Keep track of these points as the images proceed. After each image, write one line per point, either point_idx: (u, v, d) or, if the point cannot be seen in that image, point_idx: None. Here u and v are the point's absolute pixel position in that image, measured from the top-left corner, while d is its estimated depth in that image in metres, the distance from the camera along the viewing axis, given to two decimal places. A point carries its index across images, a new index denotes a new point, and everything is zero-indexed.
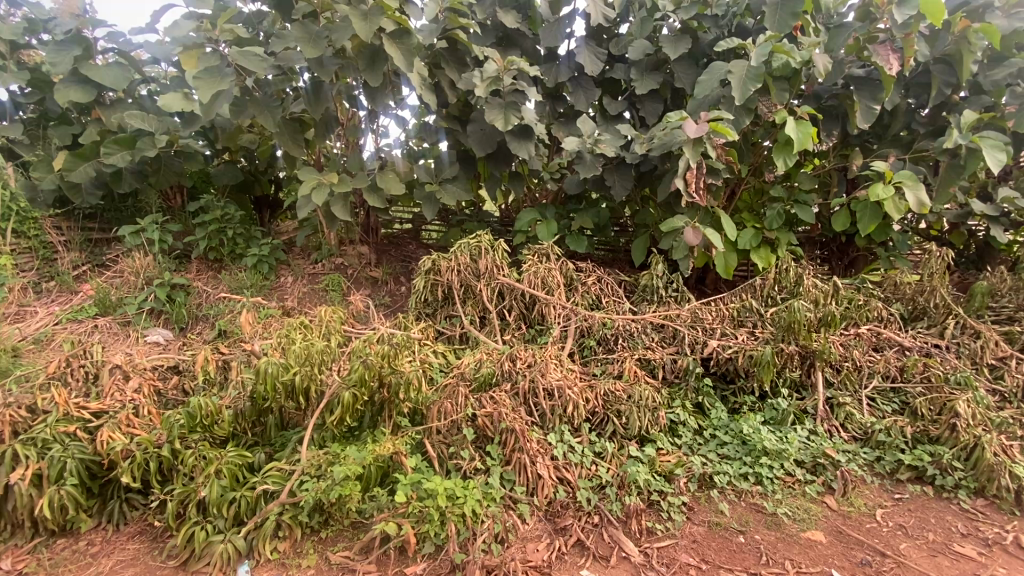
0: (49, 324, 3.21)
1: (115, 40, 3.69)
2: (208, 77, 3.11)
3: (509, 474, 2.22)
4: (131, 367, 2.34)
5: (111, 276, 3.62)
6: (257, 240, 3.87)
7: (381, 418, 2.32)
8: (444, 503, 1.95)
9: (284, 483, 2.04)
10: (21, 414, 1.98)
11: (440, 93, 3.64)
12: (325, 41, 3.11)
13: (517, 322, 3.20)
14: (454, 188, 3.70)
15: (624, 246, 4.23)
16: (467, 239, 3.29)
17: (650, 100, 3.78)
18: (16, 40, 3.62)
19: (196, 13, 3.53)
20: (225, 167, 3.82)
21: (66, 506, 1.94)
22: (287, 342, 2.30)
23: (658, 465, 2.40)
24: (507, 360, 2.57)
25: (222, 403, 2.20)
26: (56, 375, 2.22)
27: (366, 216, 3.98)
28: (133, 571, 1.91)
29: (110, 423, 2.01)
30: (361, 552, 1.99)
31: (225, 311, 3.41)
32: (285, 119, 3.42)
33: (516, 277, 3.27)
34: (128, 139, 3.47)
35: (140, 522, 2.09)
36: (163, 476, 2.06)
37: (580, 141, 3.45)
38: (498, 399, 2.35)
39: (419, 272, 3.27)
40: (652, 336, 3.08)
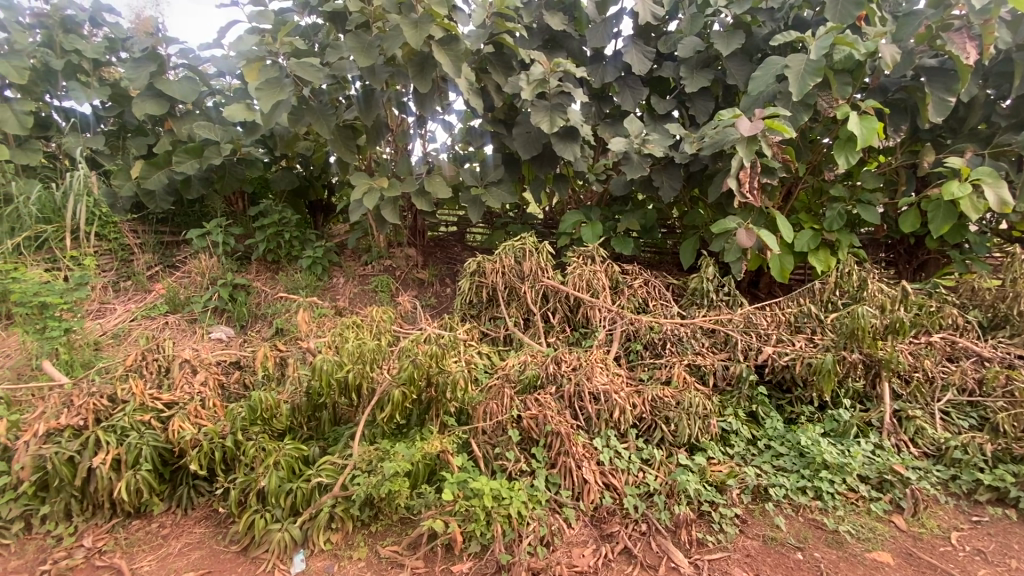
0: (126, 320, 3.46)
1: (186, 56, 3.94)
2: (269, 87, 3.29)
3: (555, 477, 2.21)
4: (198, 361, 2.48)
5: (179, 276, 3.86)
6: (311, 242, 4.04)
7: (428, 417, 2.37)
8: (490, 503, 1.97)
9: (336, 477, 2.11)
10: (103, 402, 2.15)
11: (487, 96, 3.68)
12: (377, 50, 3.21)
13: (561, 325, 3.18)
14: (499, 191, 3.72)
15: (672, 248, 4.15)
16: (511, 241, 3.31)
17: (700, 98, 3.67)
18: (99, 59, 3.96)
19: (259, 28, 3.73)
20: (283, 173, 4.01)
21: (141, 490, 2.07)
22: (340, 340, 2.39)
23: (709, 475, 2.32)
24: (553, 363, 2.55)
25: (280, 398, 2.29)
26: (132, 367, 2.38)
27: (414, 219, 4.07)
28: (200, 553, 2.03)
29: (181, 414, 2.15)
30: (409, 548, 2.02)
31: (282, 310, 3.57)
32: (338, 126, 3.57)
33: (561, 279, 3.25)
34: (196, 147, 3.71)
35: (206, 508, 2.22)
36: (226, 466, 2.18)
37: (626, 141, 3.38)
38: (544, 402, 2.35)
39: (465, 274, 3.32)
40: (702, 341, 2.99)
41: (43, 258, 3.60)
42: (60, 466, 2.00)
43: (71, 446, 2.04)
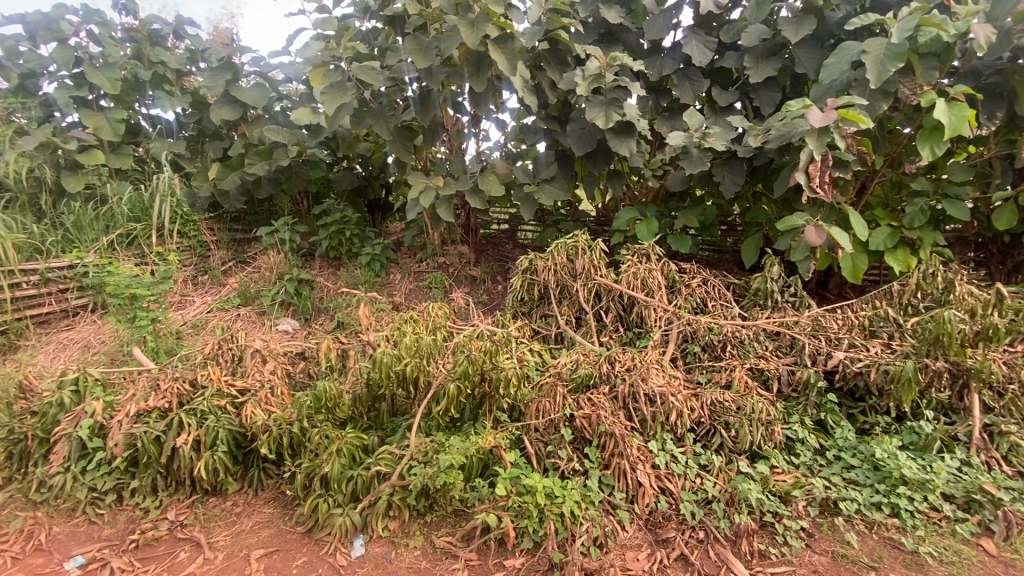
0: (204, 311, 3.72)
1: (258, 64, 4.18)
2: (333, 91, 3.41)
3: (608, 478, 2.18)
4: (267, 351, 2.63)
5: (250, 271, 4.10)
6: (370, 240, 4.18)
7: (482, 412, 2.40)
8: (543, 500, 1.98)
9: (394, 466, 2.17)
10: (185, 387, 2.33)
11: (541, 94, 3.66)
12: (435, 51, 3.27)
13: (614, 324, 3.13)
14: (552, 188, 3.70)
15: (732, 246, 3.99)
16: (564, 239, 3.27)
17: (765, 88, 3.50)
18: (181, 69, 4.28)
19: (323, 34, 3.90)
20: (344, 174, 4.19)
21: (218, 470, 2.23)
22: (398, 334, 2.46)
23: (773, 485, 2.21)
24: (606, 363, 2.50)
25: (343, 388, 2.37)
26: (210, 355, 2.56)
27: (467, 217, 4.14)
28: (270, 532, 2.15)
29: (253, 400, 2.30)
30: (462, 540, 2.06)
31: (343, 305, 3.73)
32: (396, 127, 3.67)
33: (615, 278, 3.19)
34: (266, 150, 3.93)
35: (275, 490, 2.35)
36: (292, 451, 2.30)
37: (686, 135, 3.27)
38: (597, 401, 2.32)
39: (517, 272, 3.32)
40: (765, 344, 2.86)
41: (133, 253, 3.93)
42: (147, 444, 2.18)
43: (158, 426, 2.21)
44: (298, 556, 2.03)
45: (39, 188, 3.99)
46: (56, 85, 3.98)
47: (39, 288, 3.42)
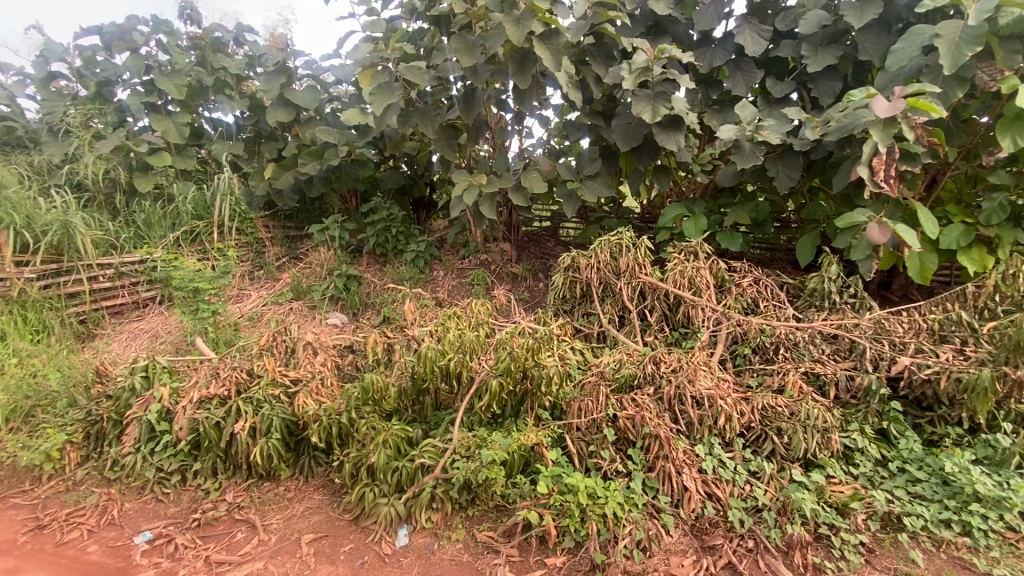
0: (260, 304, 3.91)
1: (310, 67, 4.34)
2: (381, 91, 3.51)
3: (652, 481, 2.13)
4: (318, 344, 2.73)
5: (302, 267, 4.27)
6: (415, 238, 4.26)
7: (523, 409, 2.40)
8: (585, 500, 1.97)
9: (438, 459, 2.20)
10: (243, 376, 2.46)
11: (586, 89, 3.62)
12: (480, 49, 3.29)
13: (659, 324, 3.06)
14: (596, 185, 3.66)
15: (786, 244, 3.83)
16: (608, 236, 3.21)
17: (824, 77, 3.32)
18: (240, 74, 4.51)
19: (372, 36, 4.00)
20: (391, 172, 4.29)
21: (272, 456, 2.33)
22: (442, 330, 2.50)
23: (829, 496, 2.10)
24: (651, 363, 2.45)
25: (389, 380, 2.43)
26: (266, 346, 2.69)
27: (509, 214, 4.16)
28: (319, 517, 2.24)
29: (305, 391, 2.40)
30: (504, 535, 2.07)
31: (389, 300, 3.83)
32: (441, 126, 3.72)
33: (660, 276, 3.11)
34: (317, 151, 4.07)
35: (324, 477, 2.44)
36: (341, 441, 2.38)
37: (737, 129, 3.14)
38: (641, 402, 2.28)
39: (559, 269, 3.28)
40: (822, 348, 2.73)
41: (196, 249, 4.18)
42: (208, 429, 2.31)
43: (218, 412, 2.35)
44: (345, 542, 2.10)
45: (114, 189, 4.30)
46: (130, 92, 4.28)
47: (114, 281, 3.69)
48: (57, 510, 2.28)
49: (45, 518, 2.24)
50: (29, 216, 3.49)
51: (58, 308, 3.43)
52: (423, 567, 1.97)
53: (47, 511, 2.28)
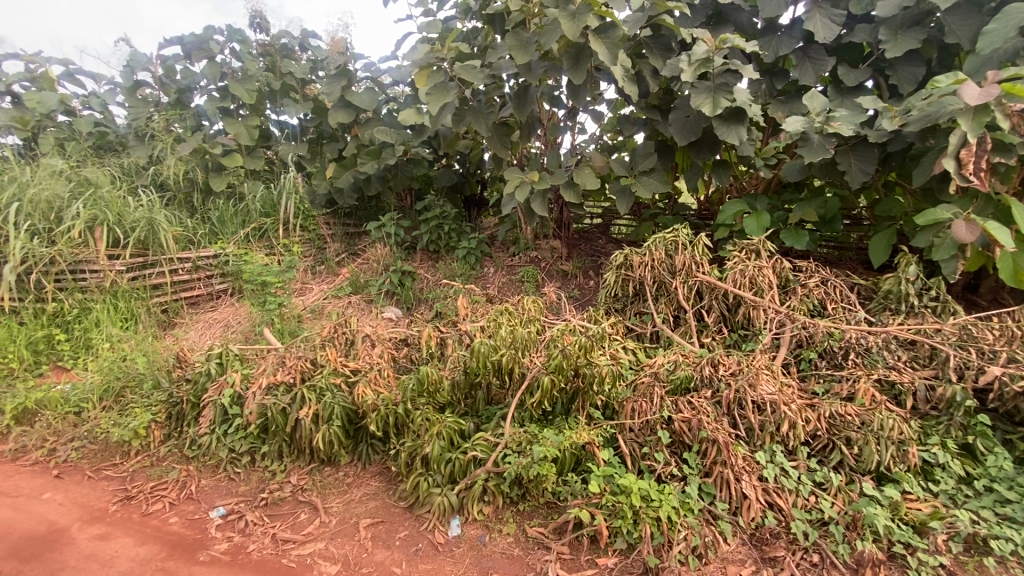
0: (321, 297, 4.10)
1: (369, 69, 4.49)
2: (437, 91, 3.58)
3: (709, 486, 2.07)
4: (376, 337, 2.84)
5: (360, 262, 4.43)
6: (466, 234, 4.33)
7: (575, 407, 2.38)
8: (638, 502, 1.94)
9: (490, 453, 2.23)
10: (307, 364, 2.58)
11: (642, 82, 3.54)
12: (534, 46, 3.28)
13: (717, 324, 2.95)
14: (651, 180, 3.57)
15: (857, 243, 3.60)
16: (663, 233, 3.12)
17: (904, 63, 3.08)
18: (305, 78, 4.73)
19: (428, 37, 4.09)
20: (445, 171, 4.38)
21: (333, 442, 2.44)
22: (494, 325, 2.53)
23: (905, 513, 1.96)
24: (708, 365, 2.37)
25: (443, 373, 2.49)
26: (328, 338, 2.81)
27: (560, 211, 4.14)
28: (376, 503, 2.33)
29: (364, 381, 2.49)
30: (555, 532, 2.07)
31: (441, 296, 3.91)
32: (495, 124, 3.75)
33: (718, 275, 3.01)
34: (375, 151, 4.20)
35: (381, 465, 2.53)
36: (397, 430, 2.46)
37: (805, 120, 2.97)
38: (698, 405, 2.21)
39: (611, 267, 3.21)
40: (898, 354, 2.56)
41: (264, 245, 4.44)
42: (276, 415, 2.45)
43: (285, 398, 2.49)
44: (400, 529, 2.17)
45: (192, 188, 4.62)
46: (206, 97, 4.59)
47: (192, 273, 3.98)
48: (142, 483, 2.48)
49: (132, 489, 2.44)
50: (119, 214, 3.82)
51: (144, 297, 3.74)
52: (475, 558, 2.00)
53: (135, 483, 2.49)
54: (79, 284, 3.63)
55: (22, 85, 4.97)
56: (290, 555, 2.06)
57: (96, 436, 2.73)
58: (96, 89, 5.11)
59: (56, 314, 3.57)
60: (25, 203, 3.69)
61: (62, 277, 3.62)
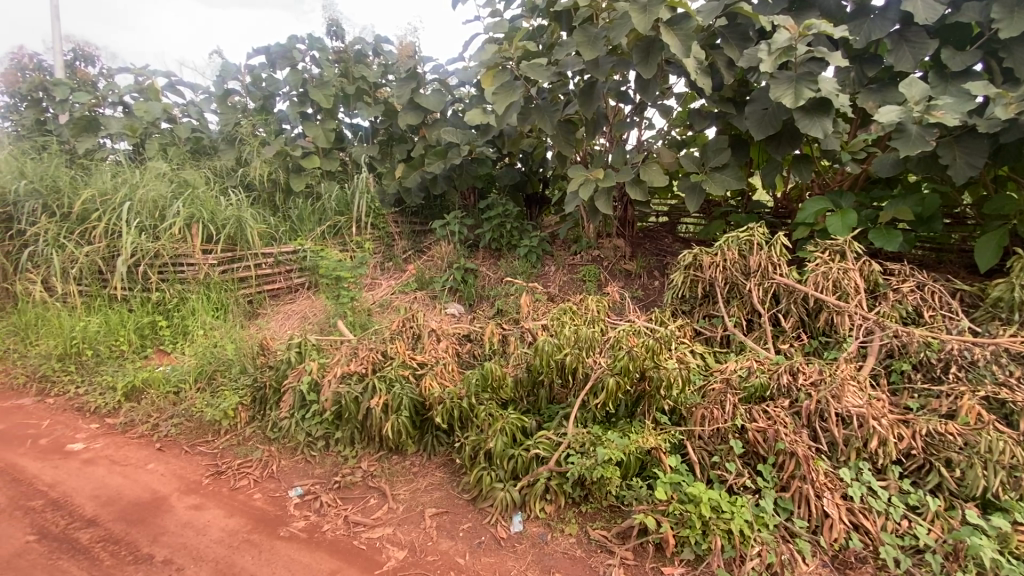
0: (389, 292, 4.26)
1: (437, 71, 4.61)
2: (503, 91, 3.61)
3: (785, 501, 1.96)
4: (441, 331, 2.92)
5: (425, 259, 4.56)
6: (529, 233, 4.34)
7: (640, 410, 2.32)
8: (707, 512, 1.88)
9: (552, 451, 2.22)
10: (378, 356, 2.70)
11: (715, 74, 3.38)
12: (603, 41, 3.23)
13: (794, 330, 2.78)
14: (724, 177, 3.41)
15: (959, 244, 3.27)
16: (736, 233, 2.97)
17: (1021, 44, 2.76)
18: (377, 81, 4.94)
19: (495, 38, 4.14)
20: (509, 169, 4.42)
21: (401, 431, 2.54)
22: (558, 324, 2.52)
23: (1015, 546, 1.77)
24: (786, 373, 2.23)
25: (506, 370, 2.51)
26: (396, 332, 2.93)
27: (625, 210, 4.06)
28: (441, 493, 2.39)
29: (430, 374, 2.57)
30: (618, 537, 2.04)
31: (504, 293, 3.95)
32: (560, 121, 3.73)
33: (797, 278, 2.83)
34: (442, 151, 4.31)
35: (444, 456, 2.60)
36: (461, 424, 2.51)
37: (901, 109, 2.72)
38: (774, 415, 2.08)
39: (679, 267, 3.10)
40: (1010, 370, 2.30)
41: (338, 242, 4.69)
42: (349, 403, 2.59)
43: (357, 388, 2.61)
44: (464, 521, 2.22)
45: (274, 188, 4.95)
46: (289, 103, 4.89)
47: (275, 267, 4.28)
48: (230, 460, 2.70)
49: (222, 465, 2.66)
50: (213, 212, 4.17)
51: (233, 289, 4.06)
52: (536, 556, 2.01)
53: (224, 460, 2.71)
54: (178, 276, 3.99)
55: (132, 96, 5.53)
56: (361, 538, 2.17)
57: (192, 415, 3.00)
58: (194, 98, 5.59)
59: (158, 303, 3.95)
60: (135, 202, 4.11)
61: (164, 269, 3.99)
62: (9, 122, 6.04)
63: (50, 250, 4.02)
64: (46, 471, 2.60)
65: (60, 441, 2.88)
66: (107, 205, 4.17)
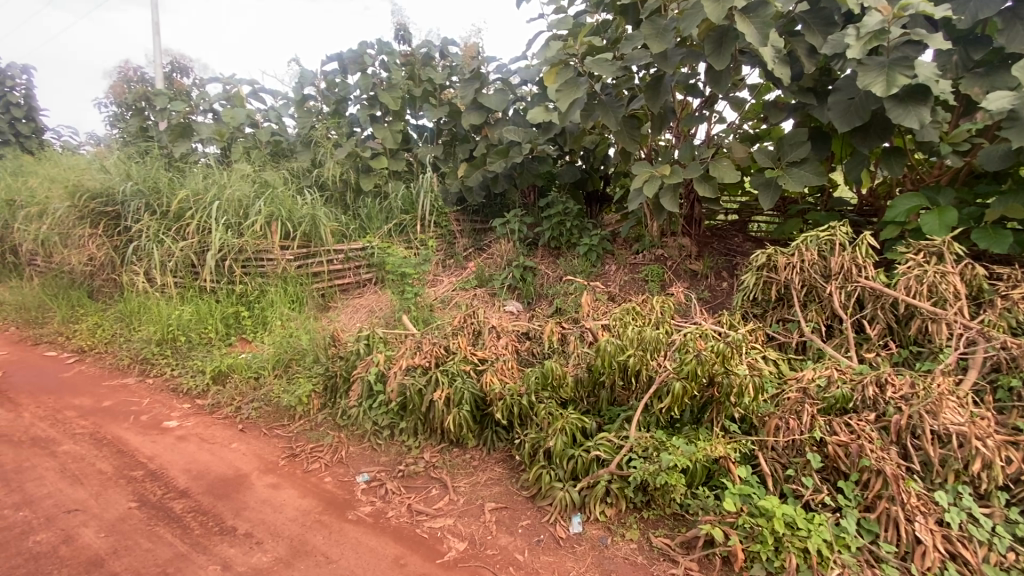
0: (450, 288, 4.36)
1: (500, 70, 4.65)
2: (567, 88, 3.56)
3: (869, 523, 1.82)
4: (501, 329, 2.95)
5: (486, 256, 4.62)
6: (589, 231, 4.28)
7: (707, 417, 2.24)
8: (781, 529, 1.78)
9: (614, 454, 2.19)
10: (441, 351, 2.78)
11: (795, 63, 3.17)
12: (672, 33, 3.13)
13: (881, 339, 2.57)
14: (802, 172, 3.20)
15: None
16: (815, 232, 2.78)
17: None
18: (442, 83, 5.06)
19: (559, 34, 4.11)
20: (569, 167, 4.37)
21: (462, 425, 2.59)
22: (621, 325, 2.47)
23: None
24: (873, 385, 2.06)
25: (567, 368, 2.49)
26: (458, 327, 2.99)
27: (691, 207, 3.91)
28: (500, 489, 2.42)
29: (491, 370, 2.61)
30: (681, 546, 1.98)
31: (563, 292, 3.93)
32: (625, 117, 3.64)
33: (885, 281, 2.61)
34: (504, 149, 4.33)
35: (503, 452, 2.64)
36: (521, 421, 2.52)
37: (1016, 95, 2.42)
38: (858, 429, 1.94)
39: (750, 268, 2.94)
40: None
41: (403, 240, 4.86)
42: (413, 395, 2.68)
43: (421, 380, 2.70)
44: (523, 517, 2.23)
45: (345, 188, 5.19)
46: (359, 106, 5.11)
47: (345, 263, 4.50)
48: (304, 444, 2.87)
49: (296, 448, 2.83)
50: (290, 211, 4.45)
51: (307, 283, 4.31)
52: (597, 559, 1.99)
53: (298, 443, 2.88)
54: (259, 270, 4.29)
55: (221, 103, 5.98)
56: (423, 526, 2.23)
57: (270, 400, 3.22)
58: (274, 104, 5.97)
59: (242, 295, 4.26)
60: (223, 202, 4.45)
61: (247, 263, 4.31)
62: (117, 130, 6.72)
63: (151, 244, 4.44)
64: (146, 445, 2.88)
65: (157, 418, 3.18)
66: (200, 204, 4.55)
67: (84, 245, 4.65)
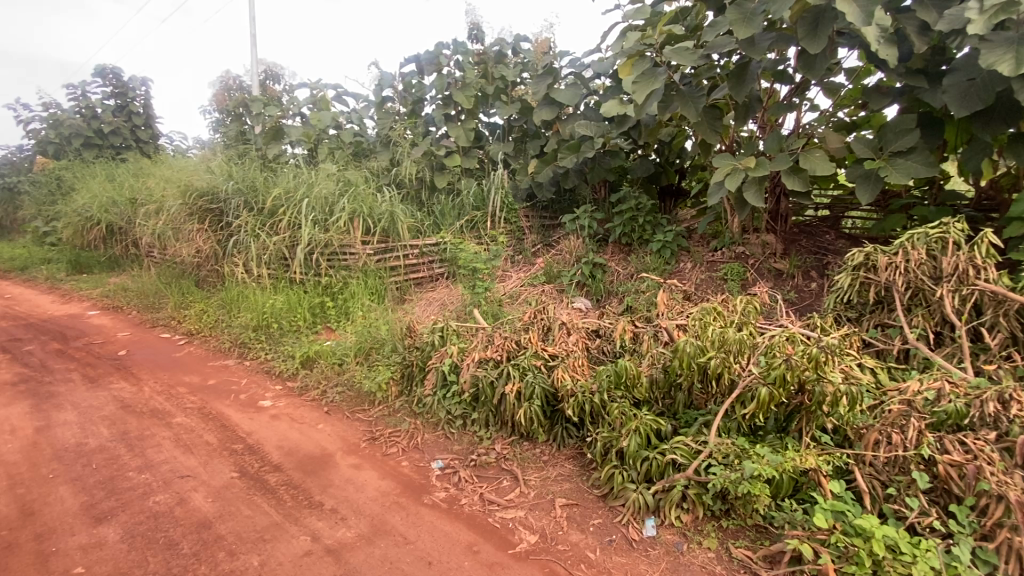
0: (519, 284, 4.40)
1: (574, 64, 4.61)
2: (644, 80, 3.42)
3: (987, 553, 1.63)
4: (572, 325, 2.94)
5: (556, 252, 4.61)
6: (663, 227, 4.16)
7: (795, 426, 2.11)
8: (881, 551, 1.64)
9: (691, 459, 2.12)
10: (512, 345, 2.83)
11: (902, 43, 2.89)
12: (761, 17, 2.93)
13: (1003, 349, 2.30)
14: (908, 163, 2.90)
15: None
16: (924, 229, 2.52)
17: None
18: (515, 80, 5.10)
19: (635, 25, 4.01)
20: (642, 161, 4.26)
21: (533, 419, 2.63)
22: (700, 325, 2.38)
23: None
24: (994, 401, 1.85)
25: (641, 368, 2.44)
26: (528, 323, 3.02)
27: (777, 202, 3.69)
28: (570, 485, 2.42)
29: (563, 366, 2.61)
30: (764, 560, 1.89)
31: (634, 289, 3.84)
32: (705, 108, 3.48)
33: (1010, 285, 2.32)
34: (575, 144, 4.30)
35: (574, 449, 2.64)
36: (592, 419, 2.51)
37: None
38: (976, 449, 1.75)
39: (845, 268, 2.72)
40: None
41: (474, 235, 4.96)
42: (486, 387, 2.75)
43: (493, 373, 2.76)
44: (594, 516, 2.22)
45: (421, 185, 5.38)
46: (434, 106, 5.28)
47: (419, 258, 4.68)
48: (382, 428, 3.03)
49: (376, 432, 3.00)
50: (370, 208, 4.69)
51: (385, 277, 4.53)
52: (671, 565, 1.94)
53: (378, 427, 3.05)
54: (342, 263, 4.58)
55: (309, 107, 6.40)
56: (495, 516, 2.29)
57: (352, 385, 3.43)
58: (356, 106, 6.30)
59: (326, 286, 4.55)
60: (311, 199, 4.76)
61: (332, 256, 4.60)
62: (219, 134, 7.39)
63: (249, 239, 4.86)
64: (245, 421, 3.17)
65: (254, 397, 3.48)
66: (290, 202, 4.90)
67: (192, 239, 5.16)
